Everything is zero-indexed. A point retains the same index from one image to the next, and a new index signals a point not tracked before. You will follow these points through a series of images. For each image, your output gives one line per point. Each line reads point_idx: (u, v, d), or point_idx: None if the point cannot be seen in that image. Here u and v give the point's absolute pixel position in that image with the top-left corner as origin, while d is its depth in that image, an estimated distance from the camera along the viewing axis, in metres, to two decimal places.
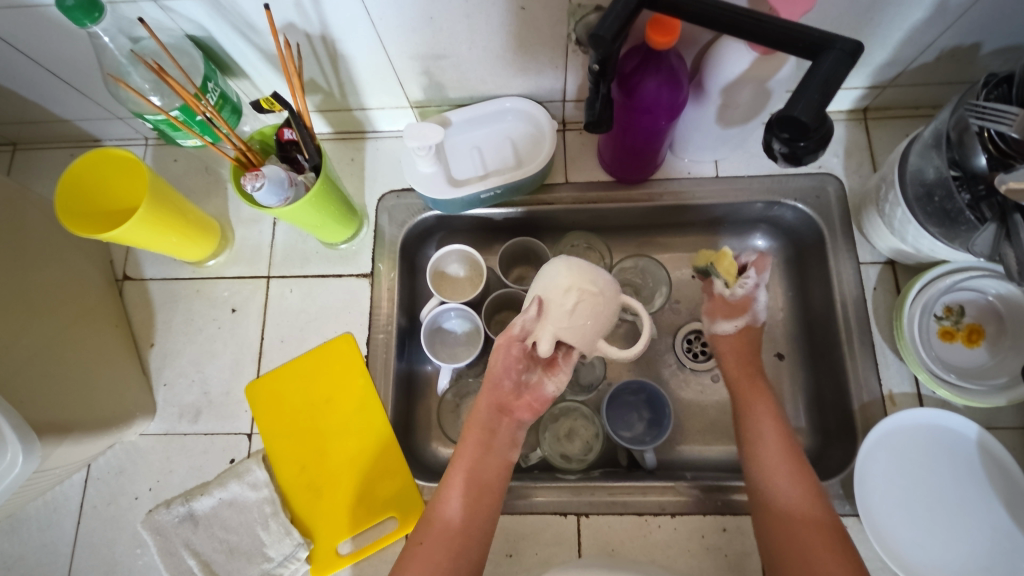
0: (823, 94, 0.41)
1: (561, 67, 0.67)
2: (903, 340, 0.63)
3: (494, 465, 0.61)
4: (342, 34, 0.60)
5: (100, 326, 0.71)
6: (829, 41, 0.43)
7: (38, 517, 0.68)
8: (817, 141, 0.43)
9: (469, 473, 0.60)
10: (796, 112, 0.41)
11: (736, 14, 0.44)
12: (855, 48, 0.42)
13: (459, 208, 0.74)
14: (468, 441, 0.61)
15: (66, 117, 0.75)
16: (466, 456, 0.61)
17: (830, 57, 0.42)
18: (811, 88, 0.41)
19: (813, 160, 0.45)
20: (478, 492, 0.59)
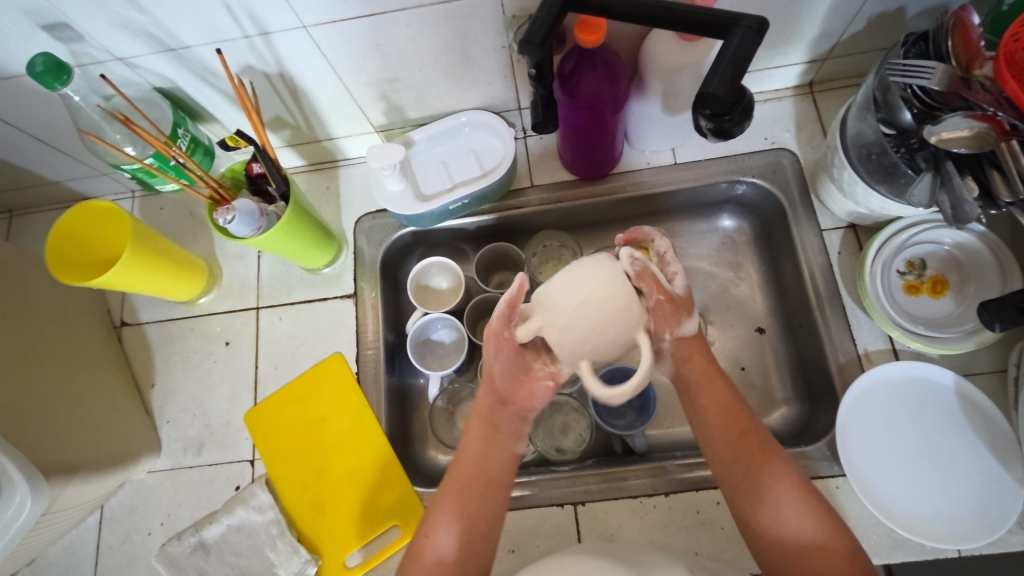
0: (735, 69, 0.44)
1: (509, 77, 0.70)
2: (869, 300, 0.65)
3: (490, 464, 0.56)
4: (298, 70, 0.64)
5: (102, 371, 0.74)
6: (736, 19, 0.46)
7: (58, 562, 0.71)
8: (739, 114, 0.47)
9: (461, 476, 0.55)
10: (706, 86, 0.44)
11: (652, 7, 0.47)
12: (759, 23, 0.44)
13: (431, 221, 0.77)
14: (467, 440, 0.57)
15: (55, 179, 0.80)
16: (465, 462, 0.56)
17: (738, 34, 0.45)
18: (722, 64, 0.44)
19: (740, 133, 0.48)
20: (474, 498, 0.54)
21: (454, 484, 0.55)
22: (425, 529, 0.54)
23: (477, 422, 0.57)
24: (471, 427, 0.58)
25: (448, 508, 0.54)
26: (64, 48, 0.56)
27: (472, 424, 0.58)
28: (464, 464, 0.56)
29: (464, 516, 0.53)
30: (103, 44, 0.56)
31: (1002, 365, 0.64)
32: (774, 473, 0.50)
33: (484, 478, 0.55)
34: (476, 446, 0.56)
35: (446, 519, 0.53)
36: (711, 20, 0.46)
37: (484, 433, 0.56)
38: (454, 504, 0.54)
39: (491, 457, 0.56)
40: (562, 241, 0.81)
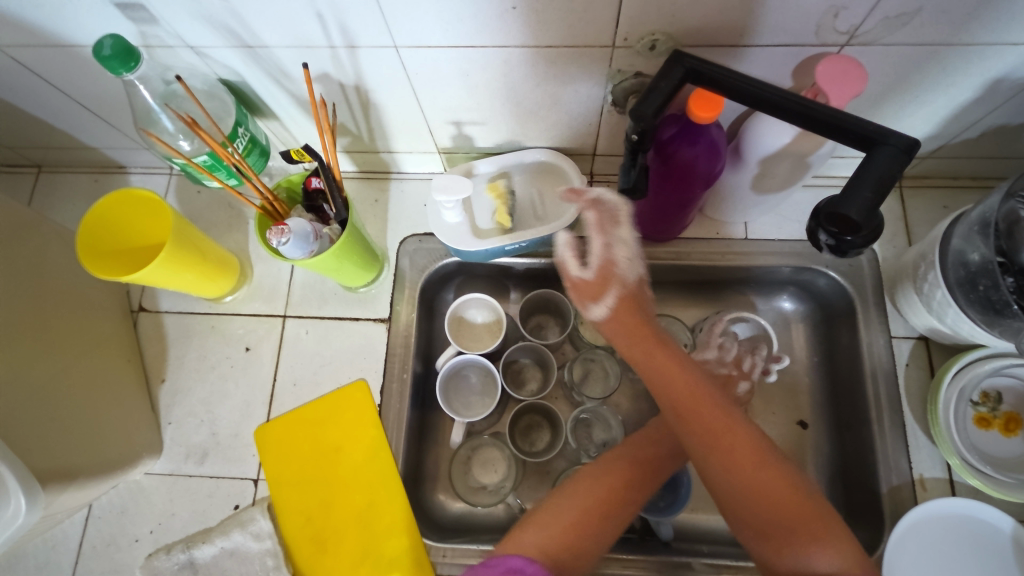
0: (877, 191, 0.40)
1: (594, 123, 0.65)
2: (937, 425, 0.62)
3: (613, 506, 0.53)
4: (376, 85, 0.59)
5: (111, 359, 0.69)
6: (884, 135, 0.42)
7: (36, 554, 0.67)
8: (866, 237, 0.42)
9: (596, 495, 0.53)
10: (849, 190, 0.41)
11: (783, 98, 0.44)
12: (910, 147, 0.41)
13: (482, 258, 0.72)
14: (588, 476, 0.55)
15: (93, 145, 0.75)
16: (569, 506, 0.51)
17: (883, 154, 0.41)
18: (864, 186, 0.40)
19: (858, 254, 0.45)
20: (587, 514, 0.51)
21: (550, 524, 0.50)
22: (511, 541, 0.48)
23: (613, 468, 0.56)
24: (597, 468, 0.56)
25: (532, 531, 0.49)
26: (134, 27, 0.51)
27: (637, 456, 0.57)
28: (580, 497, 0.52)
29: (547, 551, 0.47)
30: (176, 31, 0.52)
31: None
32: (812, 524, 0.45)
33: (592, 530, 0.51)
34: (609, 484, 0.54)
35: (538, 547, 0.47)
36: (856, 130, 0.42)
37: (626, 477, 0.55)
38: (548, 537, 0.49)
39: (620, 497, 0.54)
40: None
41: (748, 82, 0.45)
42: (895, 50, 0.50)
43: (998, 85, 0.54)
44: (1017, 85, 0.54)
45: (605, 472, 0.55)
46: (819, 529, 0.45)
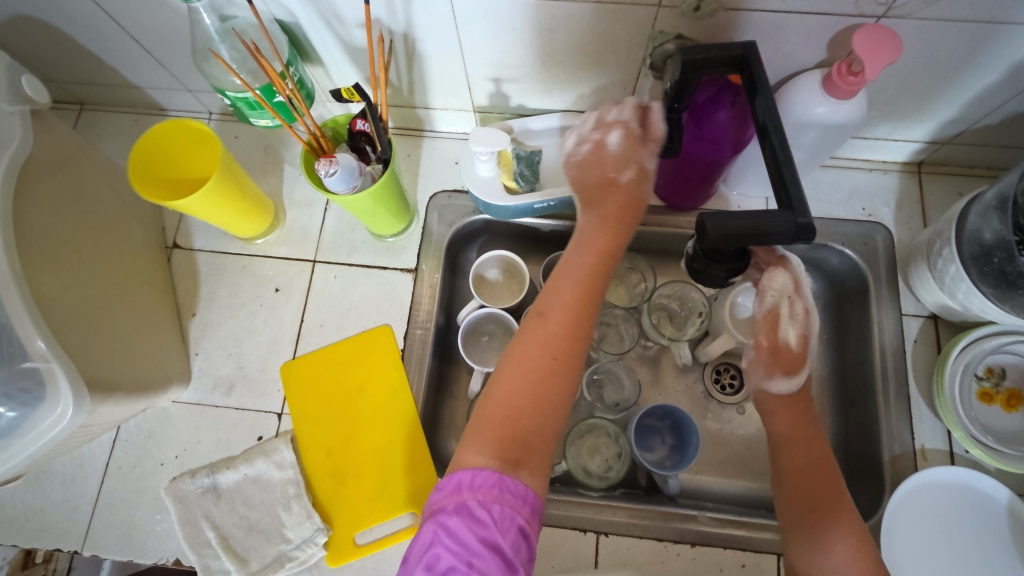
0: (745, 233, 0.45)
1: (630, 88, 0.67)
2: (943, 396, 0.64)
3: (557, 367, 0.50)
4: (424, 34, 0.61)
5: (146, 290, 0.72)
6: (807, 229, 0.44)
7: (63, 472, 0.69)
8: (721, 273, 0.52)
9: (529, 363, 0.50)
10: (792, 205, 0.45)
11: (774, 155, 0.47)
12: (800, 226, 0.43)
13: (508, 215, 0.75)
14: (523, 364, 0.50)
15: (138, 84, 0.78)
16: (510, 382, 0.50)
17: (778, 216, 0.44)
18: (734, 223, 0.45)
19: (713, 285, 0.54)
20: (519, 392, 0.49)
21: (493, 413, 0.49)
22: (458, 458, 0.47)
23: (585, 246, 0.57)
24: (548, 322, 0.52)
25: (474, 447, 0.47)
26: None
27: (546, 311, 0.53)
28: (519, 366, 0.51)
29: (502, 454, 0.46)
30: None
31: None
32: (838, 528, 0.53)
33: (534, 411, 0.49)
34: (535, 370, 0.50)
35: (484, 452, 0.46)
36: (794, 202, 0.45)
37: (569, 327, 0.52)
38: (496, 431, 0.47)
39: (564, 374, 0.50)
40: (632, 263, 0.79)
41: (767, 107, 0.48)
42: (929, 25, 0.52)
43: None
44: None
45: (560, 300, 0.53)
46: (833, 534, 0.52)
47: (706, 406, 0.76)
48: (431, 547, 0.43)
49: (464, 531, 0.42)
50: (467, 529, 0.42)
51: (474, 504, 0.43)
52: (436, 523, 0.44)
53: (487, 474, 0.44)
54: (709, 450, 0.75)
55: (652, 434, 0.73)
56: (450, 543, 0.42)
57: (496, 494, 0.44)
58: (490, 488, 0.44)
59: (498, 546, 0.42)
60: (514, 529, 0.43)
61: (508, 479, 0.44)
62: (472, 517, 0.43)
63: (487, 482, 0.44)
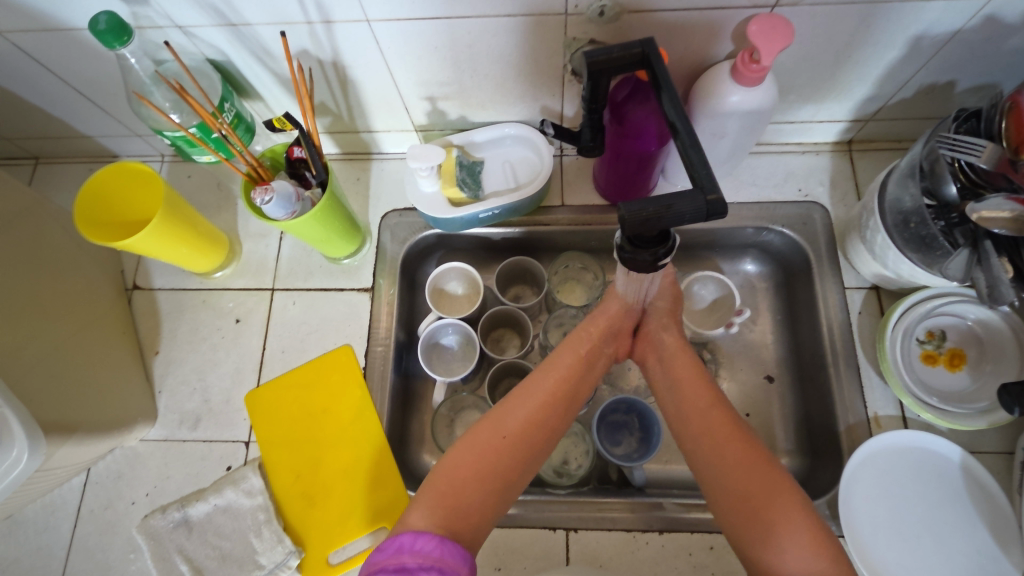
0: (657, 211, 0.42)
1: (558, 95, 0.70)
2: (887, 361, 0.66)
3: (516, 455, 0.52)
4: (352, 60, 0.64)
5: (107, 332, 0.73)
6: (714, 206, 0.42)
7: (36, 520, 0.70)
8: (645, 253, 0.45)
9: (505, 431, 0.53)
10: (701, 183, 0.43)
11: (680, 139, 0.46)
12: (708, 202, 0.42)
13: (457, 227, 0.77)
14: (485, 440, 0.52)
15: (88, 134, 0.80)
16: (472, 453, 0.51)
17: (688, 195, 0.42)
18: (647, 200, 0.42)
19: (640, 271, 0.47)
20: (485, 463, 0.51)
21: (442, 483, 0.50)
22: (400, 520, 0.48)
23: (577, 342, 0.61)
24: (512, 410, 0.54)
25: (422, 511, 0.48)
26: (125, 8, 0.56)
27: (537, 388, 0.56)
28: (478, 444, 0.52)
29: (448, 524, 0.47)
30: (165, 11, 0.56)
31: (1009, 447, 0.65)
32: (787, 502, 0.47)
33: (478, 488, 0.50)
34: (499, 451, 0.52)
35: (426, 518, 0.47)
36: (700, 176, 0.43)
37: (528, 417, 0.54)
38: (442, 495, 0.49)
39: (518, 457, 0.52)
40: (583, 263, 0.81)
41: (675, 98, 0.49)
42: (820, 10, 0.55)
43: (919, 41, 0.60)
44: (937, 41, 0.59)
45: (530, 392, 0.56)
46: (767, 494, 0.47)
47: None
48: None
49: None
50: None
51: (415, 565, 0.42)
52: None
53: (428, 537, 0.44)
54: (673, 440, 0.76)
55: (619, 428, 0.74)
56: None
57: (437, 559, 0.43)
58: (433, 551, 0.43)
59: None
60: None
61: (447, 541, 0.45)
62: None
63: (428, 549, 0.43)
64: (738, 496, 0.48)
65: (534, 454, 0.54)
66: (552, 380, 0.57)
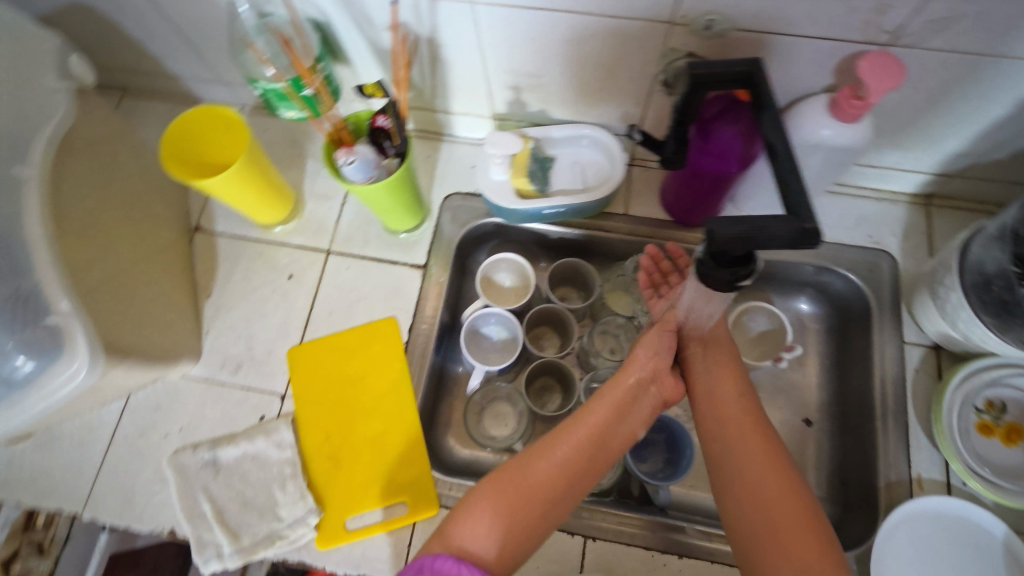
0: (748, 231, 0.41)
1: (643, 103, 0.70)
2: (940, 423, 0.64)
3: (569, 476, 0.56)
4: (449, 40, 0.65)
5: (167, 267, 0.74)
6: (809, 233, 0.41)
7: (72, 436, 0.72)
8: (725, 272, 0.45)
9: (551, 456, 0.57)
10: (797, 210, 0.42)
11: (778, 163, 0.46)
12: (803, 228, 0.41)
13: (519, 219, 0.77)
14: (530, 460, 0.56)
15: (176, 74, 0.82)
16: (523, 469, 0.56)
17: (783, 220, 0.41)
18: (738, 221, 0.41)
19: (715, 289, 0.47)
20: (531, 482, 0.55)
21: (498, 494, 0.54)
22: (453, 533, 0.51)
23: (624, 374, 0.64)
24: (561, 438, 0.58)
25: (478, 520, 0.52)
26: None
27: (583, 419, 0.60)
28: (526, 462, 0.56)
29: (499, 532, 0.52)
30: None
31: None
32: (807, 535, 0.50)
33: (533, 504, 0.54)
34: (548, 472, 0.56)
35: (479, 526, 0.52)
36: (796, 202, 0.43)
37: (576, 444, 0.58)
38: (499, 503, 0.53)
39: (564, 480, 0.56)
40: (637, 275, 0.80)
41: (776, 120, 0.48)
42: (934, 55, 0.54)
43: None
44: None
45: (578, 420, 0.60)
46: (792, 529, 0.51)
47: None
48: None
49: None
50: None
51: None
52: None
53: (444, 558, 0.46)
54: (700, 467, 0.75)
55: (648, 446, 0.74)
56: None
57: (454, 575, 0.45)
58: (450, 568, 0.46)
59: None
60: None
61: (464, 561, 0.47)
62: None
63: (445, 564, 0.46)
64: (766, 522, 0.52)
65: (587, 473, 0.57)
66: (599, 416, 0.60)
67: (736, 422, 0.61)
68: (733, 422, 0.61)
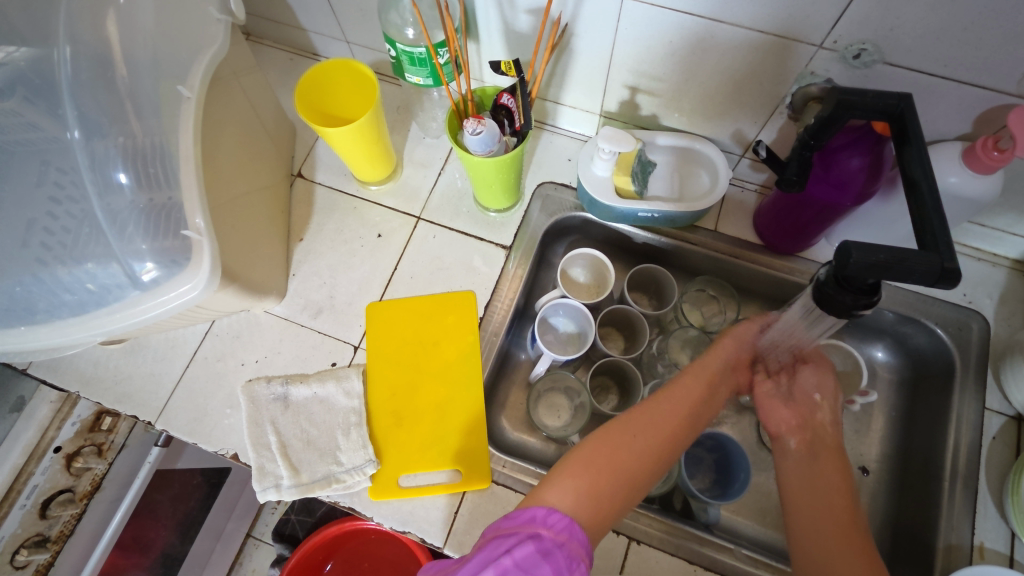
0: (891, 258, 0.41)
1: (760, 123, 0.70)
2: (1017, 496, 0.62)
3: (654, 452, 0.55)
4: (583, 31, 0.66)
5: (270, 206, 0.78)
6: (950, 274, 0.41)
7: (156, 349, 0.76)
8: (852, 295, 0.44)
9: (639, 430, 0.56)
10: (939, 247, 0.42)
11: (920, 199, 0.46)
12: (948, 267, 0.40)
13: (609, 217, 0.77)
14: (616, 432, 0.55)
15: (305, 27, 0.85)
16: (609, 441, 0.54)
17: (926, 254, 0.41)
18: (884, 246, 0.41)
19: (831, 312, 0.47)
20: (620, 452, 0.53)
21: (588, 464, 0.52)
22: (535, 495, 0.50)
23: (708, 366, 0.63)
24: (645, 417, 0.57)
25: (562, 484, 0.50)
26: None
27: (666, 400, 0.59)
28: (610, 433, 0.55)
29: (585, 501, 0.49)
30: None
31: None
32: None
33: (617, 475, 0.52)
34: (631, 445, 0.54)
35: (564, 494, 0.49)
36: (940, 240, 0.42)
37: (660, 429, 0.56)
38: (588, 468, 0.51)
39: (647, 459, 0.54)
40: (716, 292, 0.80)
41: (919, 157, 0.48)
42: None
43: None
44: None
45: (661, 402, 0.59)
46: None
47: (758, 451, 0.76)
48: (500, 557, 0.42)
49: (535, 560, 0.42)
50: (538, 558, 0.42)
51: (549, 539, 0.44)
52: (506, 541, 0.43)
53: (560, 515, 0.46)
54: (749, 495, 0.74)
55: (698, 463, 0.75)
56: (520, 561, 0.42)
57: (566, 539, 0.45)
58: (564, 530, 0.45)
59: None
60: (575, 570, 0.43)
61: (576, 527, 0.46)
62: (545, 548, 0.43)
63: (558, 523, 0.46)
64: None
65: (667, 452, 0.56)
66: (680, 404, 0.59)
67: (819, 450, 0.58)
68: (819, 453, 0.58)
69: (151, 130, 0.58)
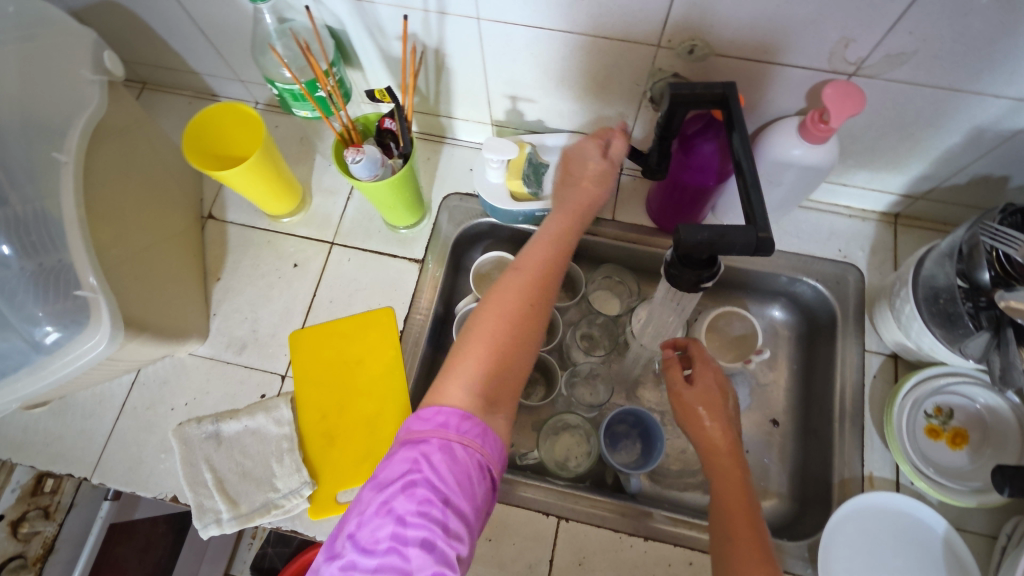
0: (710, 236, 0.46)
1: (632, 117, 0.75)
2: (892, 427, 0.69)
3: (536, 303, 0.55)
4: (453, 51, 0.70)
5: (182, 252, 0.79)
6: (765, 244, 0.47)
7: (84, 406, 0.77)
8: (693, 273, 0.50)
9: (510, 295, 0.54)
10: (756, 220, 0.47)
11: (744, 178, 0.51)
12: (760, 239, 0.46)
13: (512, 219, 0.81)
14: (490, 306, 0.53)
15: (197, 71, 0.87)
16: (486, 324, 0.52)
17: (742, 230, 0.47)
18: (702, 227, 0.47)
19: (686, 289, 0.53)
20: (502, 323, 0.52)
21: (475, 354, 0.51)
22: (434, 396, 0.49)
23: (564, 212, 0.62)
24: (515, 278, 0.55)
25: (456, 384, 0.49)
26: None
27: (529, 257, 0.57)
28: (489, 312, 0.53)
29: (483, 390, 0.49)
30: None
31: (994, 531, 0.67)
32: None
33: (507, 348, 0.52)
34: (510, 309, 0.53)
35: (461, 393, 0.48)
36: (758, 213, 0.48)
37: (543, 275, 0.56)
38: (478, 359, 0.50)
39: (532, 313, 0.54)
40: (621, 276, 0.87)
41: (744, 139, 0.53)
42: (893, 86, 0.60)
43: (982, 133, 0.63)
44: (998, 137, 0.63)
45: (526, 258, 0.57)
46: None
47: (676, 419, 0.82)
48: (410, 472, 0.44)
49: (446, 473, 0.44)
50: (446, 469, 0.45)
51: (458, 446, 0.46)
52: (418, 450, 0.45)
53: (474, 421, 0.47)
54: (672, 460, 0.80)
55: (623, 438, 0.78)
56: (429, 473, 0.44)
57: (478, 443, 0.46)
58: (475, 437, 0.46)
59: (471, 492, 0.45)
60: (484, 480, 0.46)
61: (488, 430, 0.47)
62: (451, 457, 0.45)
63: (471, 429, 0.46)
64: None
65: (546, 299, 0.56)
66: (544, 251, 0.58)
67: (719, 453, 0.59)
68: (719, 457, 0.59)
69: (28, 198, 0.60)
